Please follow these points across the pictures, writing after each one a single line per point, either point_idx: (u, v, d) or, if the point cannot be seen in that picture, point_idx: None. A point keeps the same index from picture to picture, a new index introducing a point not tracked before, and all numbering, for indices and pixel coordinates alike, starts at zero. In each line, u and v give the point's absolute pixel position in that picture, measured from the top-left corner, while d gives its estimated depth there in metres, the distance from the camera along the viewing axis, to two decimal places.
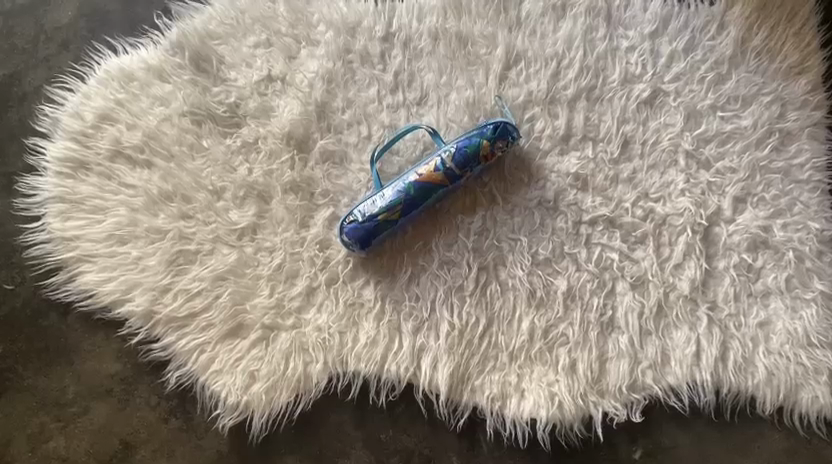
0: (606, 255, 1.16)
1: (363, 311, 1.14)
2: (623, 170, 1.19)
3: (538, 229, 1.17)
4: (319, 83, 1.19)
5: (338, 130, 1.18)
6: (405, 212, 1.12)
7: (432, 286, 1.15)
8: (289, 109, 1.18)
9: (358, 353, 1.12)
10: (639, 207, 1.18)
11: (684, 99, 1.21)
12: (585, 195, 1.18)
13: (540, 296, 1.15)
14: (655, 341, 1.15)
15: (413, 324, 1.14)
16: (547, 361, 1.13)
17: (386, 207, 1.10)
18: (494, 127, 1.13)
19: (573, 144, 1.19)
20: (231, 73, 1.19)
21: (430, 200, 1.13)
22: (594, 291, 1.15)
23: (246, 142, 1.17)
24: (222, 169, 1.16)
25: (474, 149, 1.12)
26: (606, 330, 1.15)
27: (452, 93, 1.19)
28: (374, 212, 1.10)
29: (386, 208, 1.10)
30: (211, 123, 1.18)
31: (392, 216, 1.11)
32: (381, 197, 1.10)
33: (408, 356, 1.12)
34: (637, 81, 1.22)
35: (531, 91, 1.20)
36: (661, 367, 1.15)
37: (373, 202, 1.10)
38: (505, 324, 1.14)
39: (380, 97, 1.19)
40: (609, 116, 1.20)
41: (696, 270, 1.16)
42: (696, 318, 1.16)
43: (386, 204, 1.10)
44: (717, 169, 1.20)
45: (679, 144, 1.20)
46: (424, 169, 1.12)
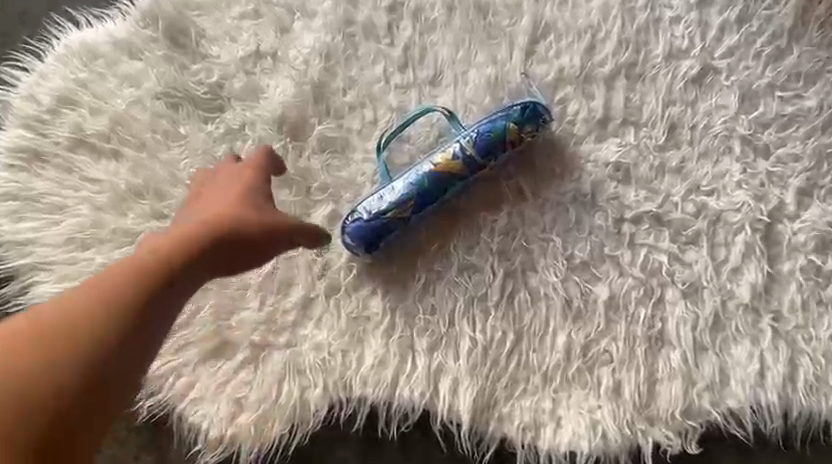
0: (653, 258, 1.00)
1: (369, 326, 0.97)
2: (670, 159, 1.03)
3: (573, 229, 1.00)
4: (316, 59, 1.02)
5: (338, 113, 1.01)
6: (418, 209, 0.96)
7: (450, 295, 0.98)
8: (281, 90, 1.01)
9: (364, 375, 0.95)
10: (689, 203, 1.02)
11: (738, 77, 1.05)
12: (627, 188, 1.02)
13: (578, 306, 0.98)
14: (712, 358, 0.98)
15: (428, 340, 0.96)
16: (587, 382, 0.96)
17: (396, 203, 0.94)
18: (522, 107, 0.97)
19: (612, 129, 1.03)
20: (213, 49, 1.02)
21: (447, 194, 0.97)
22: (640, 300, 0.99)
23: (231, 129, 0.99)
24: (202, 160, 0.98)
25: (498, 134, 0.96)
26: (655, 345, 0.98)
27: (471, 70, 1.03)
28: (382, 209, 0.94)
29: (396, 205, 0.94)
30: (189, 106, 1.00)
31: (404, 213, 0.95)
32: (390, 192, 0.95)
33: (424, 378, 0.95)
34: (684, 57, 1.05)
35: (562, 68, 1.03)
36: (720, 389, 0.97)
37: (380, 197, 0.94)
38: (536, 340, 0.97)
39: (387, 75, 1.02)
40: (652, 97, 1.04)
41: (757, 274, 1.00)
42: (758, 330, 0.99)
43: (396, 200, 0.94)
44: (777, 157, 1.03)
45: (733, 130, 1.04)
46: (441, 158, 0.96)
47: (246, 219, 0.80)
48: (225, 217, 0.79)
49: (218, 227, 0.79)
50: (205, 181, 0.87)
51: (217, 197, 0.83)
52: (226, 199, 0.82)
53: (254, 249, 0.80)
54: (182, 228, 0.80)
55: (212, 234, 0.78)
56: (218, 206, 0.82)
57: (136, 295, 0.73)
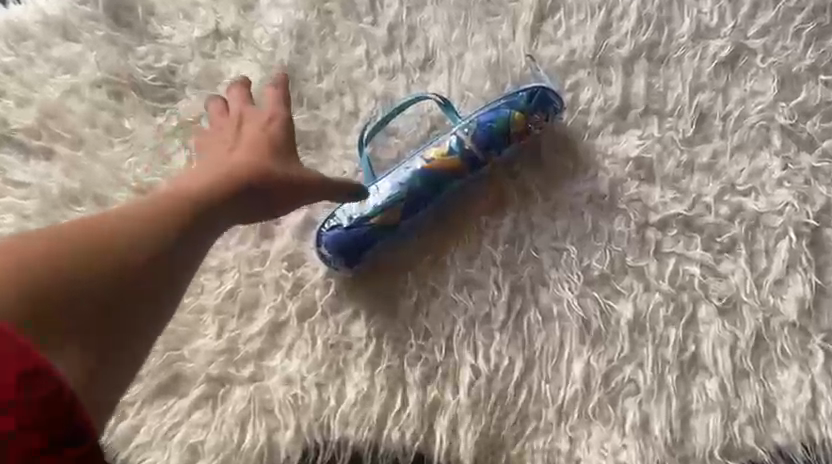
0: (685, 269, 0.85)
1: (351, 354, 0.81)
2: (700, 153, 0.88)
3: (590, 236, 0.85)
4: (286, 40, 0.87)
5: (313, 103, 0.85)
6: (408, 212, 0.82)
7: (447, 316, 0.83)
8: (244, 75, 0.85)
9: (345, 413, 0.79)
10: (723, 204, 0.86)
11: (776, 60, 0.90)
12: (651, 188, 0.87)
13: (597, 328, 0.83)
14: (754, 386, 0.82)
15: (422, 370, 0.81)
16: (609, 418, 0.81)
17: (381, 207, 0.80)
18: (529, 93, 0.83)
19: (632, 120, 0.88)
20: (163, 28, 0.87)
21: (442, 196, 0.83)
22: (670, 319, 0.83)
23: (185, 122, 0.84)
24: (151, 158, 0.83)
25: (502, 124, 0.82)
26: (688, 372, 0.83)
27: (467, 53, 0.88)
28: (366, 214, 0.80)
29: (382, 208, 0.80)
30: (135, 96, 0.85)
31: (392, 218, 0.81)
32: (374, 194, 0.81)
33: (417, 417, 0.80)
34: (713, 36, 0.91)
35: (573, 49, 0.89)
36: (765, 424, 0.81)
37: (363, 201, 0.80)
38: (549, 369, 0.82)
39: (369, 58, 0.87)
40: (677, 82, 0.90)
41: (805, 287, 0.84)
42: (808, 353, 0.83)
43: (382, 203, 0.80)
44: (824, 150, 0.88)
45: (772, 119, 0.89)
46: (434, 153, 0.82)
47: (263, 173, 0.72)
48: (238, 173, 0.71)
49: (226, 184, 0.70)
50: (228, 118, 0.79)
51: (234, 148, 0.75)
52: (246, 150, 0.74)
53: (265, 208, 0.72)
54: (184, 184, 0.70)
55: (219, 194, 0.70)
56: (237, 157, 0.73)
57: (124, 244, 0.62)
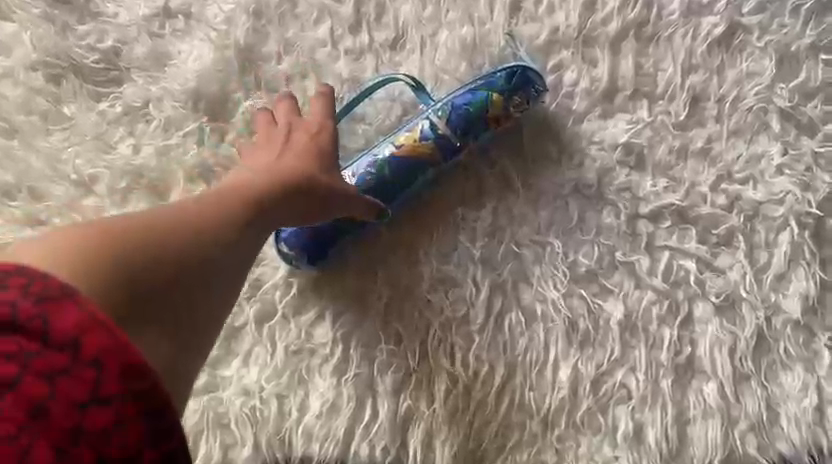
0: (678, 264, 0.78)
1: (315, 361, 0.75)
2: (694, 138, 0.81)
3: (575, 229, 0.79)
4: (242, 18, 0.79)
5: (272, 86, 0.78)
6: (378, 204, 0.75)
7: (421, 319, 0.76)
8: (196, 57, 0.78)
9: (309, 426, 0.73)
10: (720, 193, 0.79)
11: (774, 37, 0.82)
12: (642, 176, 0.80)
13: (585, 329, 0.76)
14: (756, 390, 0.75)
15: (394, 378, 0.75)
16: (600, 427, 0.75)
17: None
18: (508, 73, 0.76)
19: (620, 104, 0.81)
20: (107, 6, 0.79)
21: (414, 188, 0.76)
22: (663, 318, 0.77)
23: (130, 108, 0.77)
24: (93, 148, 0.76)
25: (479, 107, 0.75)
26: (684, 376, 0.76)
27: (442, 31, 0.81)
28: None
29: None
30: (75, 79, 0.77)
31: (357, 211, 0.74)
32: None
33: (389, 429, 0.73)
34: (706, 13, 0.83)
35: (556, 27, 0.82)
36: (769, 431, 0.74)
37: None
38: (533, 375, 0.75)
39: (333, 38, 0.79)
40: (669, 63, 0.82)
41: (808, 282, 0.77)
42: (813, 353, 0.76)
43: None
44: (826, 134, 0.80)
45: (769, 102, 0.81)
46: (404, 139, 0.75)
47: (310, 182, 0.68)
48: (287, 178, 0.67)
49: (276, 188, 0.66)
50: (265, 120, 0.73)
51: (282, 153, 0.70)
52: (294, 157, 0.69)
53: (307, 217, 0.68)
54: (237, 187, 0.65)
55: (268, 198, 0.65)
56: (285, 164, 0.69)
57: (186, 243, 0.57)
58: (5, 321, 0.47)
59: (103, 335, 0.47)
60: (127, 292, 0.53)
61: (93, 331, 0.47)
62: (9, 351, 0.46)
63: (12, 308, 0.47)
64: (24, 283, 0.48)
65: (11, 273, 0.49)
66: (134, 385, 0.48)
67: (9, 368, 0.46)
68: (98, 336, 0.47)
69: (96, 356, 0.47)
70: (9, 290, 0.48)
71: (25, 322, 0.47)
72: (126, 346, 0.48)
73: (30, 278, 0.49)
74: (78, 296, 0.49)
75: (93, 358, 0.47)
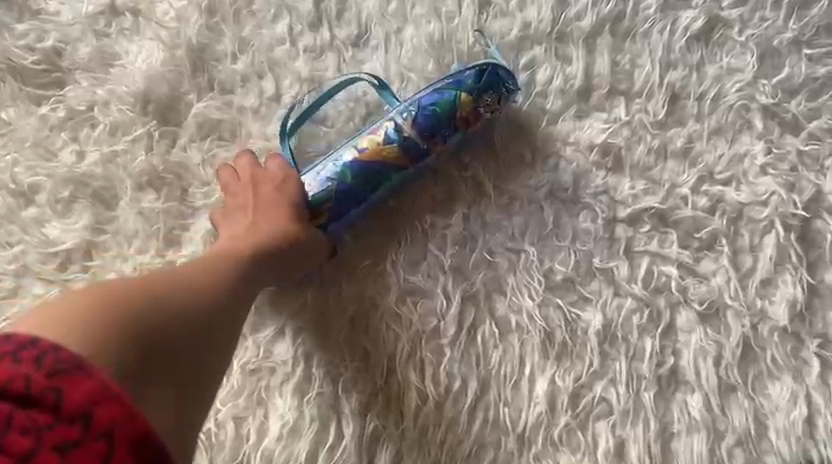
0: (659, 270, 0.74)
1: (274, 381, 0.70)
2: (673, 138, 0.77)
3: (550, 234, 0.74)
4: (193, 15, 0.74)
5: (226, 87, 0.73)
6: (340, 213, 0.70)
7: (389, 332, 0.72)
8: (144, 57, 0.73)
9: (269, 450, 0.69)
10: (701, 195, 0.75)
11: (755, 32, 0.79)
12: (619, 178, 0.76)
13: (562, 340, 0.72)
14: (743, 401, 0.71)
15: (359, 396, 0.70)
16: (579, 445, 0.70)
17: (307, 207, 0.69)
18: (477, 72, 0.71)
19: (596, 102, 0.77)
20: (49, 3, 0.74)
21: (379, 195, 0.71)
22: (644, 328, 0.73)
23: (74, 111, 0.72)
24: (32, 155, 0.71)
25: (446, 108, 0.71)
26: (667, 388, 0.72)
27: (408, 27, 0.76)
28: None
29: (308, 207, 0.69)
30: (13, 81, 0.72)
31: (317, 219, 0.69)
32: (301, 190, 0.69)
33: (355, 452, 0.69)
34: (685, 6, 0.79)
35: (528, 22, 0.78)
36: (757, 446, 0.71)
37: None
38: (508, 390, 0.71)
39: (292, 35, 0.75)
40: (646, 59, 0.78)
41: (795, 287, 0.73)
42: (801, 362, 0.72)
43: (308, 200, 0.69)
44: (810, 132, 0.77)
45: (752, 99, 0.77)
46: (367, 142, 0.70)
47: (288, 241, 0.66)
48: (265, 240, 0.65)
49: (254, 252, 0.64)
50: (229, 182, 0.70)
51: (253, 214, 0.67)
52: (267, 217, 0.67)
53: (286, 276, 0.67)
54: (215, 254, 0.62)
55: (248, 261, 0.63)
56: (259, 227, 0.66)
57: (171, 305, 0.54)
58: (15, 394, 0.42)
59: (116, 406, 0.43)
60: (130, 352, 0.48)
61: (107, 402, 0.43)
62: (22, 426, 0.41)
63: (23, 381, 0.42)
64: (35, 355, 0.44)
65: (18, 346, 0.44)
66: (149, 457, 0.43)
67: (17, 447, 0.40)
68: (112, 408, 0.43)
69: (110, 429, 0.42)
70: (21, 363, 0.43)
71: (36, 394, 0.42)
72: (138, 418, 0.43)
73: (41, 349, 0.44)
74: (89, 366, 0.44)
75: (106, 431, 0.41)
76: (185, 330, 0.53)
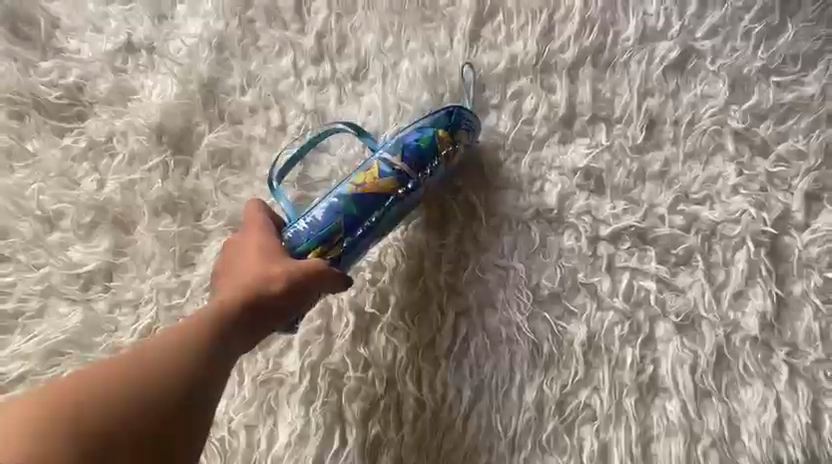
0: (638, 284, 0.79)
1: (283, 391, 0.76)
2: (651, 161, 0.82)
3: (537, 252, 0.80)
4: (205, 51, 0.81)
5: (236, 118, 0.79)
6: (350, 244, 0.72)
7: (388, 344, 0.77)
8: (159, 91, 0.80)
9: (278, 455, 0.74)
10: (677, 214, 0.81)
11: (726, 61, 0.85)
12: (601, 199, 0.81)
13: (549, 351, 0.78)
14: (717, 407, 0.76)
15: (361, 405, 0.76)
16: (566, 447, 0.76)
17: (318, 240, 0.71)
18: (447, 111, 0.77)
19: (578, 128, 0.83)
20: (70, 42, 0.81)
21: (385, 226, 0.74)
22: (626, 338, 0.78)
23: (94, 142, 0.78)
24: (56, 183, 0.76)
25: (428, 142, 0.75)
26: (648, 395, 0.77)
27: (403, 61, 0.82)
28: (299, 251, 0.70)
29: (320, 241, 0.71)
30: (37, 115, 0.78)
31: (331, 252, 0.71)
32: (308, 226, 0.71)
33: (357, 455, 0.74)
34: (660, 39, 0.85)
35: (514, 55, 0.84)
36: (731, 447, 0.76)
37: (294, 236, 0.71)
38: (499, 397, 0.77)
39: (297, 69, 0.81)
40: (625, 88, 0.84)
41: (765, 300, 0.78)
42: (771, 369, 0.77)
43: (318, 236, 0.71)
44: (778, 155, 0.82)
45: (724, 123, 0.83)
46: (363, 177, 0.73)
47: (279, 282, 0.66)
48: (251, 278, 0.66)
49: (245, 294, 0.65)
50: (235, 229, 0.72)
51: (240, 258, 0.69)
52: (251, 258, 0.68)
53: (288, 311, 0.66)
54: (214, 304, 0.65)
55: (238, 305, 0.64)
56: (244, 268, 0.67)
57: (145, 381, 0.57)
58: None
59: None
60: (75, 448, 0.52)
61: None
62: None
63: None
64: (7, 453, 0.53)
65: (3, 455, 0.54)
66: None
67: None
68: None
69: None
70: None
71: None
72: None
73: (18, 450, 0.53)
74: None
75: None
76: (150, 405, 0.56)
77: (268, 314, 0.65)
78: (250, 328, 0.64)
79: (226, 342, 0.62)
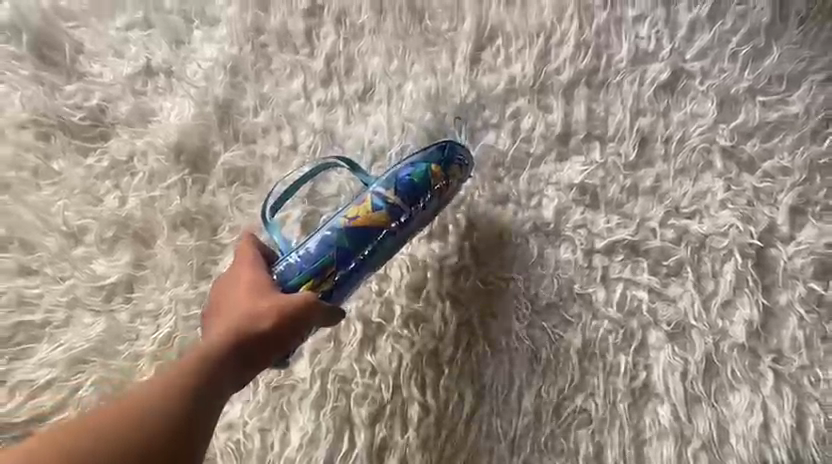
0: (631, 294, 0.83)
1: (295, 397, 0.81)
2: (644, 177, 0.86)
3: (535, 264, 0.85)
4: (221, 75, 0.85)
5: (250, 138, 0.84)
6: (343, 277, 0.74)
7: (394, 352, 0.82)
8: (176, 113, 0.84)
9: (290, 457, 0.79)
10: (668, 228, 0.85)
11: (714, 81, 0.88)
12: (596, 213, 0.86)
13: (547, 358, 0.82)
14: (706, 411, 0.81)
15: (369, 409, 0.80)
16: (563, 450, 0.80)
17: (310, 272, 0.72)
18: (440, 147, 0.79)
19: (574, 146, 0.87)
20: (93, 66, 0.86)
21: (378, 259, 0.75)
22: (619, 346, 0.82)
23: (116, 162, 0.82)
24: (81, 200, 0.81)
25: (421, 177, 0.77)
26: (640, 399, 0.81)
27: (407, 83, 0.87)
28: (291, 284, 0.72)
29: (313, 274, 0.72)
30: (63, 136, 0.83)
31: (324, 284, 0.73)
32: (301, 258, 0.73)
33: (365, 456, 0.79)
34: (651, 60, 0.89)
35: (513, 77, 0.88)
36: (719, 449, 0.80)
37: (287, 268, 0.73)
38: (500, 402, 0.81)
39: (307, 91, 0.86)
40: (618, 107, 0.88)
41: (751, 309, 0.82)
42: (758, 374, 0.81)
43: (310, 268, 0.72)
44: (764, 171, 0.86)
45: (713, 141, 0.87)
46: (355, 211, 0.75)
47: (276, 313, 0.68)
48: (241, 316, 0.69)
49: (244, 323, 0.68)
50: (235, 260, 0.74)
51: (234, 293, 0.71)
52: (243, 294, 0.71)
53: (277, 348, 0.68)
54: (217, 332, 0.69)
55: (237, 332, 0.68)
56: (235, 305, 0.70)
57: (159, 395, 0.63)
58: None
59: None
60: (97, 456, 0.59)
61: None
62: None
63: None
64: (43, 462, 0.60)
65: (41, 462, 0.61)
66: None
67: None
68: None
69: None
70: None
71: None
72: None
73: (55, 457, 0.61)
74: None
75: None
76: (164, 418, 0.62)
77: (257, 352, 0.68)
78: (242, 364, 0.67)
79: (219, 376, 0.66)
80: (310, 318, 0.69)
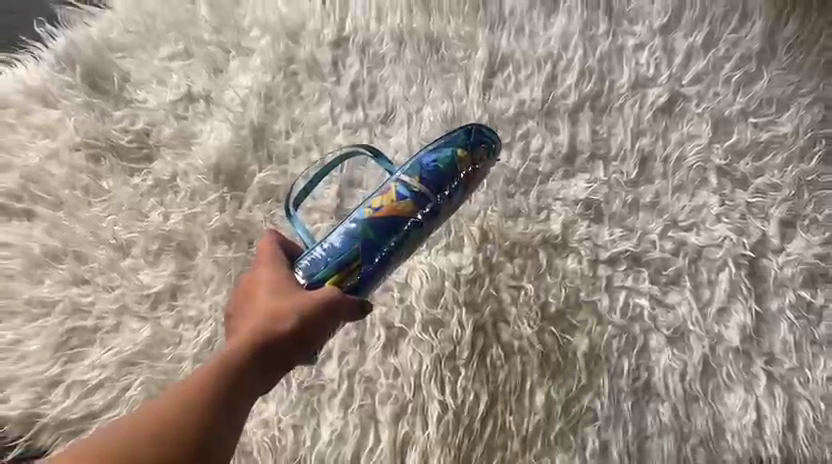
0: (633, 301, 0.90)
1: (324, 396, 0.88)
2: (645, 193, 0.93)
3: (545, 273, 0.92)
4: (254, 101, 0.93)
5: (282, 159, 0.91)
6: (369, 270, 0.70)
7: (415, 355, 0.88)
8: (215, 136, 0.92)
9: (321, 452, 0.87)
10: (668, 239, 0.92)
11: (709, 104, 0.95)
12: (600, 226, 0.93)
13: (556, 360, 0.89)
14: (704, 409, 0.87)
15: (392, 408, 0.87)
16: (571, 445, 0.87)
17: (335, 267, 0.69)
18: (467, 129, 0.73)
19: (579, 165, 0.95)
20: (138, 93, 0.94)
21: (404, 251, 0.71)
22: (623, 350, 0.89)
23: (160, 181, 0.91)
24: (128, 216, 0.90)
25: (447, 163, 0.71)
26: (643, 399, 0.88)
27: (425, 107, 0.94)
28: (317, 279, 0.69)
29: (338, 268, 0.69)
30: (112, 158, 0.92)
31: (350, 278, 0.69)
32: (325, 253, 0.70)
33: (388, 453, 0.87)
34: (651, 85, 0.96)
35: (523, 101, 0.95)
36: (716, 445, 0.87)
37: (312, 263, 0.70)
38: (513, 401, 0.88)
39: (333, 115, 0.93)
40: (620, 129, 0.95)
41: (745, 315, 0.89)
42: (751, 375, 0.88)
43: (335, 263, 0.69)
44: (756, 187, 0.92)
45: (708, 160, 0.93)
46: (380, 202, 0.70)
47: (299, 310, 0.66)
48: (260, 317, 0.67)
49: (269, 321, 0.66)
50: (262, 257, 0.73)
51: (253, 296, 0.70)
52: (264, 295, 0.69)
53: (301, 345, 0.66)
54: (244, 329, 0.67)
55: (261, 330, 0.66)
56: (257, 306, 0.68)
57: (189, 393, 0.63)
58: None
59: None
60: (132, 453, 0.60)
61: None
62: None
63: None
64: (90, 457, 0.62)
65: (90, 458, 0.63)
66: None
67: None
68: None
69: None
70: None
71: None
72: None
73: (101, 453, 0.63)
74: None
75: None
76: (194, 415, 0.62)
77: (279, 352, 0.66)
78: (266, 364, 0.66)
79: (245, 375, 0.65)
80: (333, 315, 0.67)
